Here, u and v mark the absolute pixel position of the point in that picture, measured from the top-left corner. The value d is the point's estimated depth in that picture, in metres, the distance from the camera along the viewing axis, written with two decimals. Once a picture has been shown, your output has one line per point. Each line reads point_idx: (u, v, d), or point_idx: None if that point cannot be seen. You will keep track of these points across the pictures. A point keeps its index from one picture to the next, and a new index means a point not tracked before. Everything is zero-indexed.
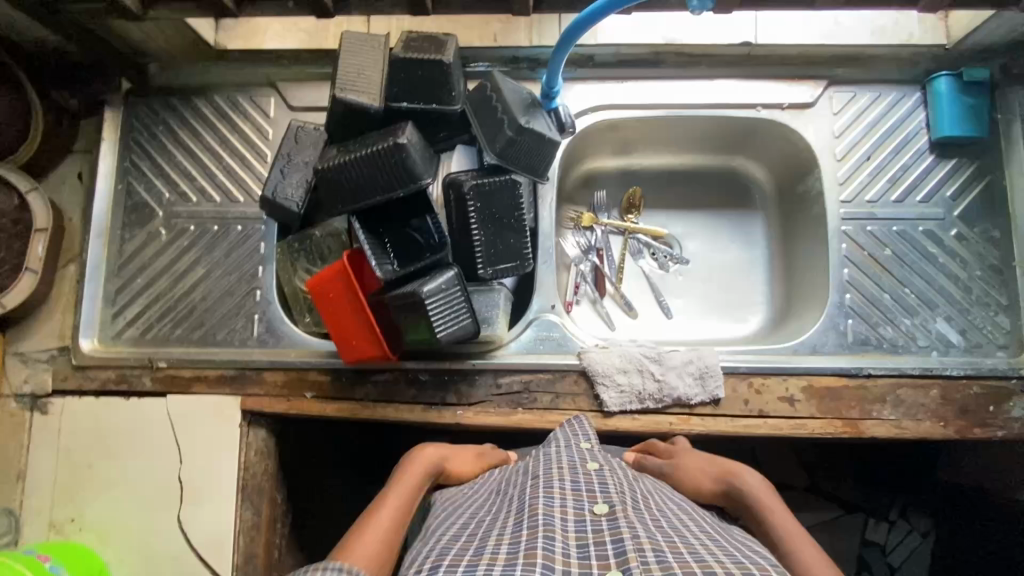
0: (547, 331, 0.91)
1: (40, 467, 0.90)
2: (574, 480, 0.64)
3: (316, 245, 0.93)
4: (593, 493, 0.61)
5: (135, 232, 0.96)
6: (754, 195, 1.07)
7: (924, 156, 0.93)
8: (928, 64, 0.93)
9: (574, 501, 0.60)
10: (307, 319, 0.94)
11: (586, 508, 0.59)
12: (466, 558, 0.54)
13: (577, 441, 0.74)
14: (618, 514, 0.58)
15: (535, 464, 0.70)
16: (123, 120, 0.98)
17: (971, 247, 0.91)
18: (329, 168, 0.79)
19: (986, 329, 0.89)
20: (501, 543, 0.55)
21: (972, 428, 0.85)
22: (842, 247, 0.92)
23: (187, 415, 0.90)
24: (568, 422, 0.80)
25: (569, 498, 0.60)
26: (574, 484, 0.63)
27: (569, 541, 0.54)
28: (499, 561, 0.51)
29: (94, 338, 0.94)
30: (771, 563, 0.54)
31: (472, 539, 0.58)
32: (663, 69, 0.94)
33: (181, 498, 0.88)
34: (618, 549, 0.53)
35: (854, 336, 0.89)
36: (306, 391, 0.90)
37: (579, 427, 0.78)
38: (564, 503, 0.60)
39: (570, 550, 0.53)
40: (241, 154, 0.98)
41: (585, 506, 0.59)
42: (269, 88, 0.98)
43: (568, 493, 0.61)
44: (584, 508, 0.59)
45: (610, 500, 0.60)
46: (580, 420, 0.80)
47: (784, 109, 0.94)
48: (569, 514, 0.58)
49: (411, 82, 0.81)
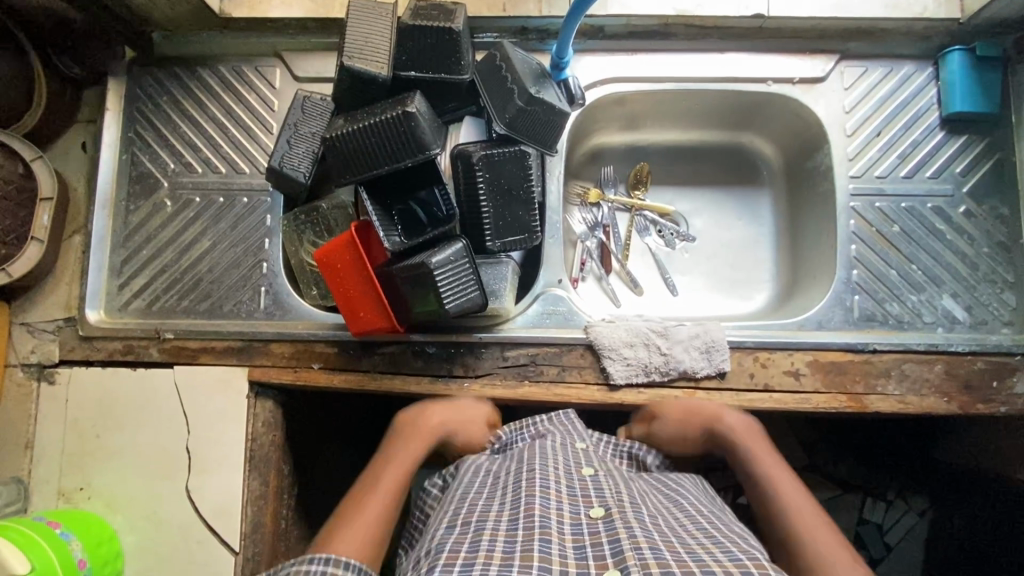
0: (553, 306, 0.91)
1: (47, 437, 0.90)
2: (570, 485, 0.65)
3: (322, 217, 0.93)
4: (588, 498, 0.62)
5: (141, 203, 0.96)
6: (761, 171, 1.07)
7: (935, 132, 0.93)
8: (941, 39, 0.92)
9: (569, 505, 0.61)
10: (314, 292, 0.94)
11: (583, 512, 0.60)
12: (462, 555, 0.53)
13: (573, 441, 0.77)
14: (614, 515, 0.59)
15: (529, 455, 0.71)
16: (127, 90, 0.98)
17: (979, 224, 0.91)
18: (337, 137, 0.78)
19: (992, 306, 0.89)
20: (496, 537, 0.55)
21: (975, 403, 0.85)
22: (850, 223, 0.92)
23: (194, 386, 0.90)
24: (560, 417, 0.84)
25: (565, 501, 0.61)
26: (570, 488, 0.64)
27: (566, 543, 0.55)
28: (495, 560, 0.52)
29: (100, 309, 0.94)
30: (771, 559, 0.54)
31: (468, 532, 0.57)
32: (673, 42, 0.93)
33: (189, 467, 0.88)
34: (614, 549, 0.53)
35: (861, 312, 0.89)
36: (313, 362, 0.90)
37: (573, 427, 0.82)
38: (560, 505, 0.60)
39: (567, 551, 0.54)
40: (246, 125, 0.97)
41: (581, 510, 0.60)
42: (276, 58, 0.97)
43: (563, 497, 0.62)
44: (581, 512, 0.60)
45: (606, 504, 0.61)
46: (573, 416, 0.84)
47: (794, 83, 0.93)
48: (566, 517, 0.59)
49: (420, 50, 0.81)
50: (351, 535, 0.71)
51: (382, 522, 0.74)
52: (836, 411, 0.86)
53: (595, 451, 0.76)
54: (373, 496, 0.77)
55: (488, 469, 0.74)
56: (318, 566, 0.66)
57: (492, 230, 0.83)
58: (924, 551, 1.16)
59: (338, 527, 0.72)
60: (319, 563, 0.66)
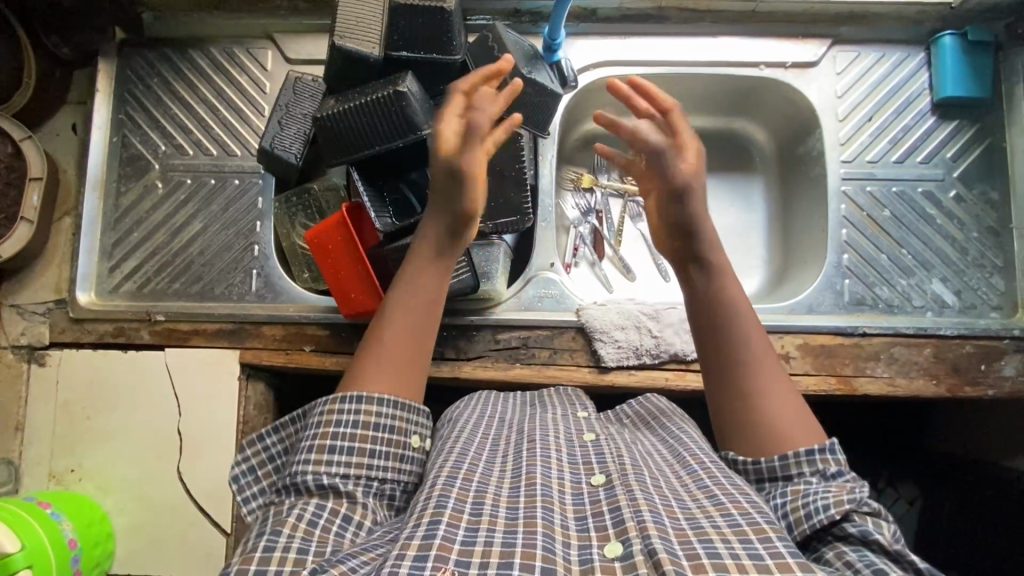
0: (545, 288, 0.91)
1: (38, 418, 0.90)
2: (572, 453, 0.64)
3: (313, 200, 0.95)
4: (590, 465, 0.61)
5: (131, 185, 0.96)
6: (755, 156, 1.06)
7: (926, 117, 0.93)
8: (933, 24, 0.92)
9: (571, 474, 0.60)
10: (305, 275, 0.95)
11: (584, 480, 0.59)
12: (466, 517, 0.53)
13: (573, 411, 0.74)
14: (615, 481, 0.58)
15: (529, 423, 0.70)
16: (117, 71, 0.97)
17: (969, 209, 0.91)
18: (327, 116, 0.78)
19: (980, 290, 0.90)
20: (499, 503, 0.55)
21: (963, 385, 0.85)
22: (841, 207, 0.92)
23: (184, 368, 0.90)
24: (566, 393, 0.80)
25: (566, 470, 0.60)
26: (571, 455, 0.63)
27: (567, 514, 0.55)
28: (499, 525, 0.52)
29: (90, 291, 0.94)
30: (771, 521, 0.52)
31: (467, 490, 0.56)
32: (666, 25, 0.93)
33: (180, 448, 0.88)
34: (615, 518, 0.53)
35: (851, 296, 0.90)
36: (305, 344, 0.90)
37: (577, 399, 0.78)
38: (561, 474, 0.60)
39: (568, 523, 0.54)
40: (238, 107, 0.96)
41: (583, 479, 0.60)
42: (268, 41, 0.97)
43: (565, 466, 0.61)
44: (582, 481, 0.59)
45: (608, 470, 0.60)
46: (580, 394, 0.79)
47: (787, 67, 0.93)
48: (567, 487, 0.58)
49: (412, 30, 0.80)
50: (384, 365, 0.64)
51: (416, 345, 0.67)
52: (826, 394, 0.86)
53: (596, 418, 0.74)
54: (401, 324, 0.67)
55: (485, 426, 0.71)
56: (351, 405, 0.60)
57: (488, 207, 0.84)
58: (914, 536, 1.17)
59: (366, 360, 0.65)
60: (352, 402, 0.61)
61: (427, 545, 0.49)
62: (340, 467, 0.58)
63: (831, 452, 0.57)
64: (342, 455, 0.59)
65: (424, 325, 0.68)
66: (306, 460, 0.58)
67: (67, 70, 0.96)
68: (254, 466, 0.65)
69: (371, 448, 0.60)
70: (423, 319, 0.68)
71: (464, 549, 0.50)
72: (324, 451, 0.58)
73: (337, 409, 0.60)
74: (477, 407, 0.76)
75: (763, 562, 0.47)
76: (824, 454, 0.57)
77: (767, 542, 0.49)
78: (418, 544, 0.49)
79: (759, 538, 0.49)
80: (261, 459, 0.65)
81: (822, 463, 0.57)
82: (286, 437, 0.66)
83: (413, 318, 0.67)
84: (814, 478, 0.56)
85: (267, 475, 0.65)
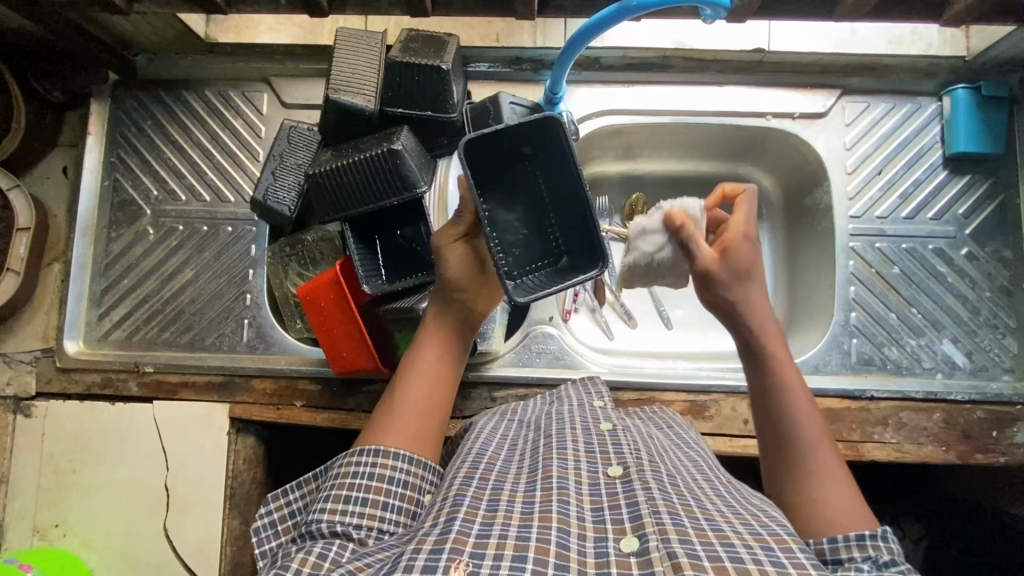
0: (544, 344, 0.89)
1: (23, 471, 0.88)
2: (588, 442, 0.59)
3: (307, 249, 0.91)
4: (607, 455, 0.57)
5: (123, 231, 0.94)
6: (761, 203, 1.04)
7: (938, 171, 0.90)
8: (946, 75, 0.90)
9: (588, 463, 0.56)
10: (298, 325, 0.92)
11: (600, 471, 0.55)
12: (481, 512, 0.50)
13: (589, 399, 0.71)
14: (633, 475, 0.53)
15: (547, 421, 0.66)
16: (110, 113, 0.95)
17: (981, 267, 0.89)
18: (319, 173, 0.77)
19: (993, 352, 0.87)
20: (514, 499, 0.52)
21: (974, 453, 0.83)
22: (849, 264, 0.90)
23: (173, 422, 0.87)
24: (582, 381, 0.77)
25: (582, 461, 0.56)
26: (587, 445, 0.59)
27: (584, 506, 0.51)
28: (513, 520, 0.49)
29: (79, 340, 0.92)
30: (792, 533, 0.49)
31: (485, 488, 0.54)
32: (671, 74, 0.90)
33: (167, 504, 0.86)
34: (632, 513, 0.49)
35: (858, 356, 0.88)
36: (296, 400, 0.88)
37: (591, 386, 0.75)
38: (578, 465, 0.56)
39: (585, 515, 0.50)
40: (231, 152, 0.94)
41: (599, 469, 0.55)
42: (263, 84, 0.94)
43: (582, 456, 0.57)
44: (598, 471, 0.55)
45: (625, 462, 0.55)
46: (593, 381, 0.77)
47: (795, 118, 0.91)
48: (583, 477, 0.54)
49: (408, 86, 0.79)
50: (394, 425, 0.63)
51: (427, 416, 0.65)
52: None
53: (613, 407, 0.70)
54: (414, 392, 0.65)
55: (505, 428, 0.68)
56: (368, 458, 0.59)
57: (553, 242, 0.74)
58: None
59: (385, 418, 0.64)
60: (368, 455, 0.59)
61: (442, 539, 0.47)
62: (354, 516, 0.55)
63: (883, 540, 0.51)
64: (357, 507, 0.56)
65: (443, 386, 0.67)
66: (321, 510, 0.55)
67: (58, 112, 0.94)
68: (274, 520, 0.63)
69: (385, 502, 0.57)
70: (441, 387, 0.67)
71: (478, 542, 0.47)
72: (340, 501, 0.56)
73: (355, 461, 0.59)
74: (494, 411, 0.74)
75: (786, 569, 0.43)
76: (874, 540, 0.51)
77: (789, 552, 0.45)
78: (433, 540, 0.47)
79: (782, 548, 0.46)
80: (282, 512, 0.64)
81: (872, 549, 0.50)
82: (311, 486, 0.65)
83: (426, 384, 0.66)
84: (865, 565, 0.49)
85: (285, 531, 0.63)
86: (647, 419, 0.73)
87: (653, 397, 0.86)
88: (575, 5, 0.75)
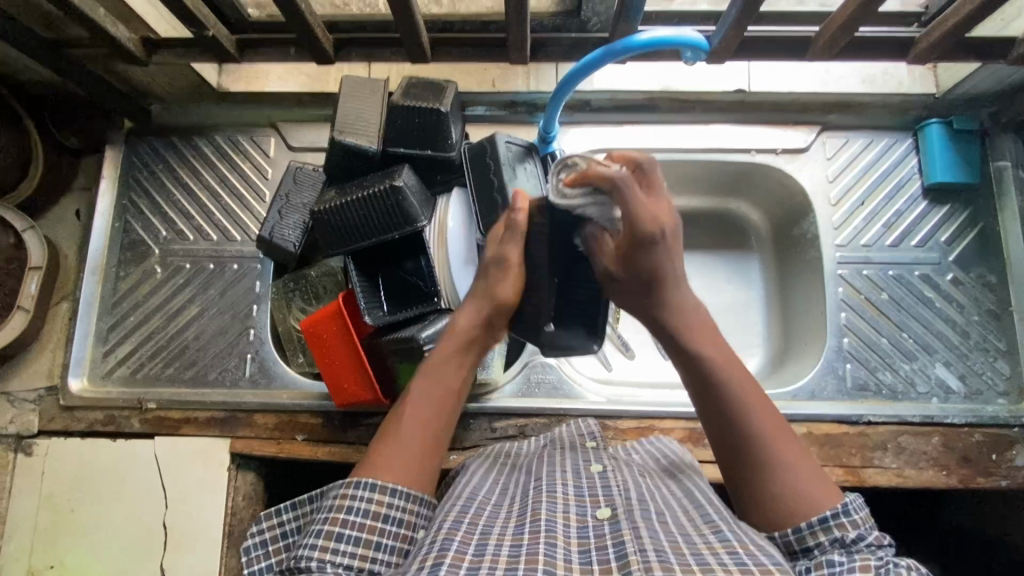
0: (543, 374, 0.90)
1: (22, 512, 0.87)
2: (578, 485, 0.60)
3: (310, 284, 0.94)
4: (596, 497, 0.57)
5: (131, 270, 0.96)
6: (751, 236, 1.07)
7: (918, 201, 0.94)
8: (918, 111, 0.94)
9: (577, 506, 0.56)
10: (300, 360, 0.94)
11: (590, 513, 0.55)
12: (468, 557, 0.50)
13: (582, 441, 0.73)
14: (621, 516, 0.53)
15: (538, 464, 0.67)
16: (123, 158, 0.99)
17: (967, 291, 0.91)
18: (323, 210, 0.80)
19: (986, 375, 0.88)
20: (502, 542, 0.52)
21: (974, 477, 0.83)
22: (838, 290, 0.92)
23: (176, 459, 0.87)
24: (575, 423, 0.80)
25: (571, 504, 0.56)
26: (577, 489, 0.59)
27: (571, 548, 0.51)
28: (500, 564, 0.49)
29: (83, 377, 0.93)
30: (780, 562, 0.46)
31: (472, 533, 0.53)
32: (658, 114, 0.95)
33: (165, 544, 0.85)
34: (618, 552, 0.49)
35: (853, 381, 0.89)
36: (297, 434, 0.88)
37: (586, 428, 0.77)
38: (567, 508, 0.56)
39: (572, 556, 0.50)
40: (239, 193, 0.98)
41: (589, 511, 0.55)
42: (271, 129, 0.99)
43: (570, 498, 0.57)
44: (587, 513, 0.55)
45: (614, 504, 0.55)
46: (586, 421, 0.79)
47: (778, 153, 0.95)
48: (572, 520, 0.54)
49: (409, 129, 0.83)
50: (396, 457, 0.60)
51: (434, 449, 0.63)
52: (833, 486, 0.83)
53: (604, 448, 0.71)
54: (415, 423, 0.63)
55: (498, 471, 0.69)
56: (364, 492, 0.57)
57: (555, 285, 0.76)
58: None
59: (387, 446, 0.61)
60: (365, 488, 0.57)
61: None
62: (345, 556, 0.54)
63: (846, 515, 0.53)
64: (348, 546, 0.54)
65: (445, 423, 0.65)
66: (312, 545, 0.54)
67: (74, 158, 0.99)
68: (266, 539, 0.64)
69: (378, 540, 0.55)
70: (444, 421, 0.65)
71: None
72: (331, 538, 0.54)
73: (350, 494, 0.57)
74: (489, 458, 0.74)
75: None
76: (837, 519, 0.53)
77: None
78: None
79: None
80: (273, 533, 0.64)
81: (837, 530, 0.52)
82: (301, 513, 0.64)
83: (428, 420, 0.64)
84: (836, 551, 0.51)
85: (276, 551, 0.64)
86: (646, 451, 0.74)
87: (653, 425, 0.87)
88: (564, 52, 0.80)
